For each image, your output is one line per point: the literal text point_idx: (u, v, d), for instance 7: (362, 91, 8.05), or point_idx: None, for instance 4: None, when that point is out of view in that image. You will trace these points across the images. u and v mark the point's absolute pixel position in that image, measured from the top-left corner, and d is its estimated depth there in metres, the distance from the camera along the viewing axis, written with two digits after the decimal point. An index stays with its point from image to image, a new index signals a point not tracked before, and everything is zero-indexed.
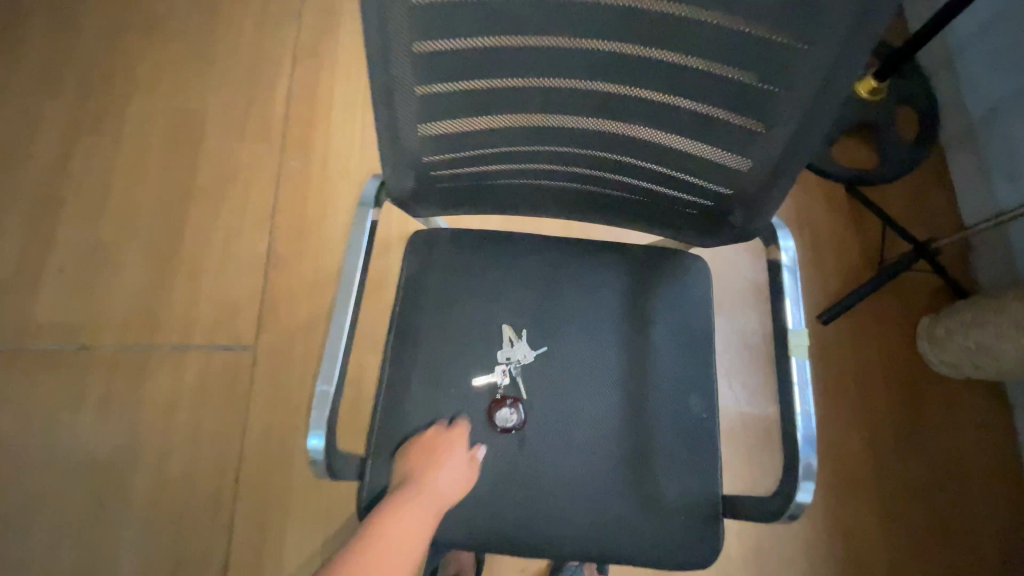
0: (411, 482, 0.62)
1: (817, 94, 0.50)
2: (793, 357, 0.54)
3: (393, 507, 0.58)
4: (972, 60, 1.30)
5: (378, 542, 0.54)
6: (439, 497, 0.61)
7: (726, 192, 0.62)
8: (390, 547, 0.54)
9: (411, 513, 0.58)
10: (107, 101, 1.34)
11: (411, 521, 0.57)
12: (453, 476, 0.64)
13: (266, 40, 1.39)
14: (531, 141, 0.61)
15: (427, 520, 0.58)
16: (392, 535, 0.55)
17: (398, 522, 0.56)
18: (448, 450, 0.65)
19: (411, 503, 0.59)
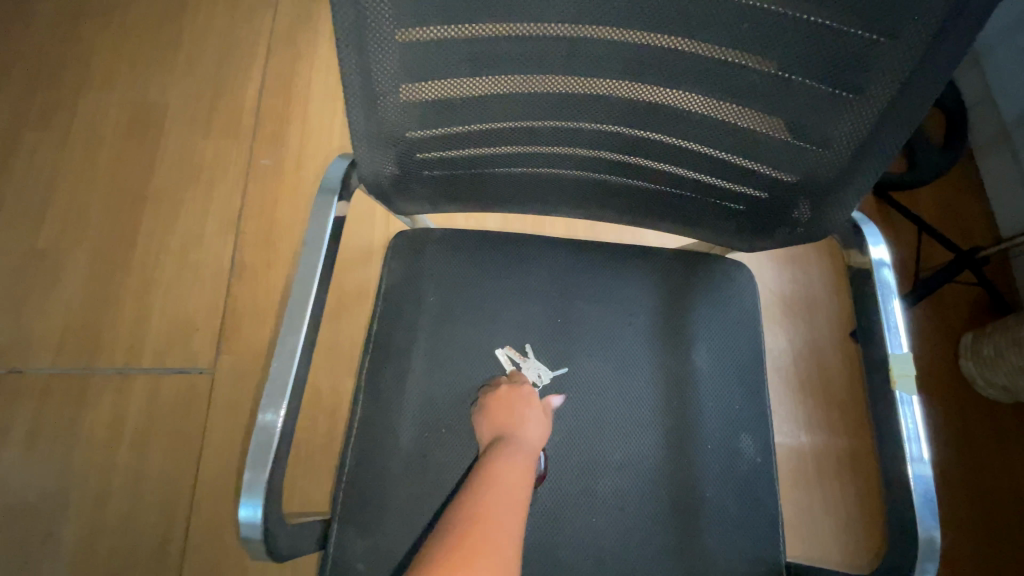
0: (498, 434, 0.51)
1: (935, 39, 0.37)
2: (898, 390, 0.45)
3: (489, 458, 0.47)
4: (1001, 58, 1.21)
5: (481, 496, 0.42)
6: (532, 447, 0.50)
7: (787, 178, 0.50)
8: (501, 491, 0.43)
9: (508, 458, 0.47)
10: (56, 94, 1.20)
11: (515, 469, 0.46)
12: (539, 421, 0.53)
13: (238, 29, 1.26)
14: (544, 112, 0.48)
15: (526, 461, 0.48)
16: (497, 486, 0.43)
17: (500, 468, 0.45)
18: (524, 391, 0.55)
19: (505, 454, 0.47)
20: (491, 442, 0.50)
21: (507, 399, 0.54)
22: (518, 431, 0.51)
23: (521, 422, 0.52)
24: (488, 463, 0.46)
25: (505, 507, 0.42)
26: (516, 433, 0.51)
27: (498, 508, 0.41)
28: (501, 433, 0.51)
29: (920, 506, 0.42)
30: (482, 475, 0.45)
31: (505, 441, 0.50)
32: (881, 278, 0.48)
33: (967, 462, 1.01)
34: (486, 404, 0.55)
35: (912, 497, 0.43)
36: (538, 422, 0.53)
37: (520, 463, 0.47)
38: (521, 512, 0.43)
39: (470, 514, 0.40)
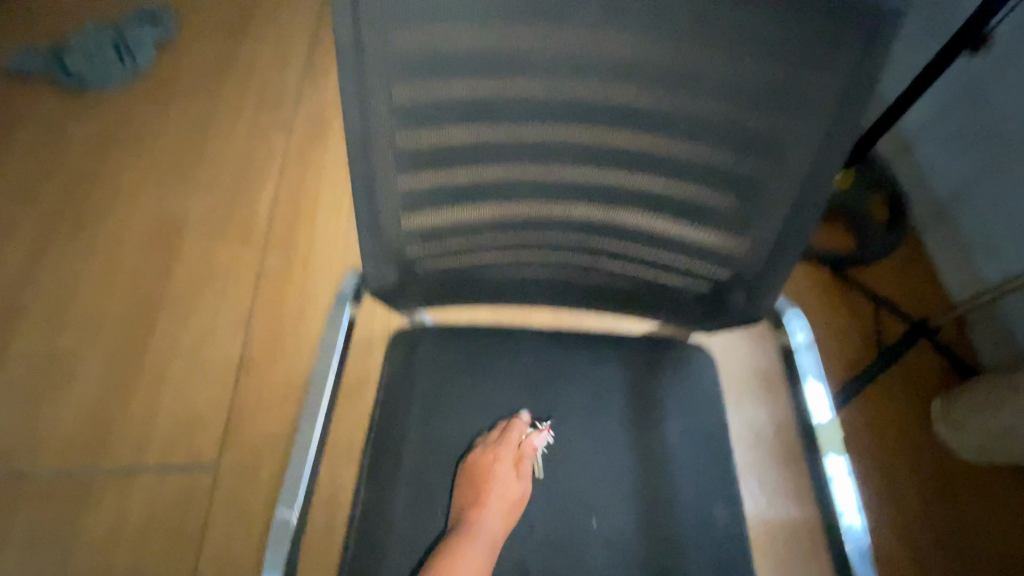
0: (466, 507, 0.61)
1: (812, 171, 0.48)
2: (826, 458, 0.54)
3: (452, 540, 0.58)
4: (928, 149, 1.38)
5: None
6: (496, 518, 0.59)
7: (723, 275, 0.59)
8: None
9: (470, 550, 0.57)
10: (87, 211, 1.33)
11: (470, 556, 0.57)
12: (508, 489, 0.61)
13: (255, 149, 1.43)
14: (517, 229, 0.59)
15: (488, 546, 0.58)
16: None
17: (456, 557, 0.56)
18: (494, 461, 0.62)
19: (464, 539, 0.58)
20: (460, 520, 0.60)
21: (480, 473, 0.62)
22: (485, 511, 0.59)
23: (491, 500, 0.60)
24: (448, 556, 0.57)
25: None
26: (483, 512, 0.59)
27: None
28: (470, 511, 0.60)
29: (856, 560, 0.51)
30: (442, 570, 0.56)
31: (470, 526, 0.59)
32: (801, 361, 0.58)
33: (953, 528, 1.04)
34: (466, 470, 0.63)
35: (848, 553, 0.51)
36: (508, 494, 0.60)
37: (480, 551, 0.58)
38: None
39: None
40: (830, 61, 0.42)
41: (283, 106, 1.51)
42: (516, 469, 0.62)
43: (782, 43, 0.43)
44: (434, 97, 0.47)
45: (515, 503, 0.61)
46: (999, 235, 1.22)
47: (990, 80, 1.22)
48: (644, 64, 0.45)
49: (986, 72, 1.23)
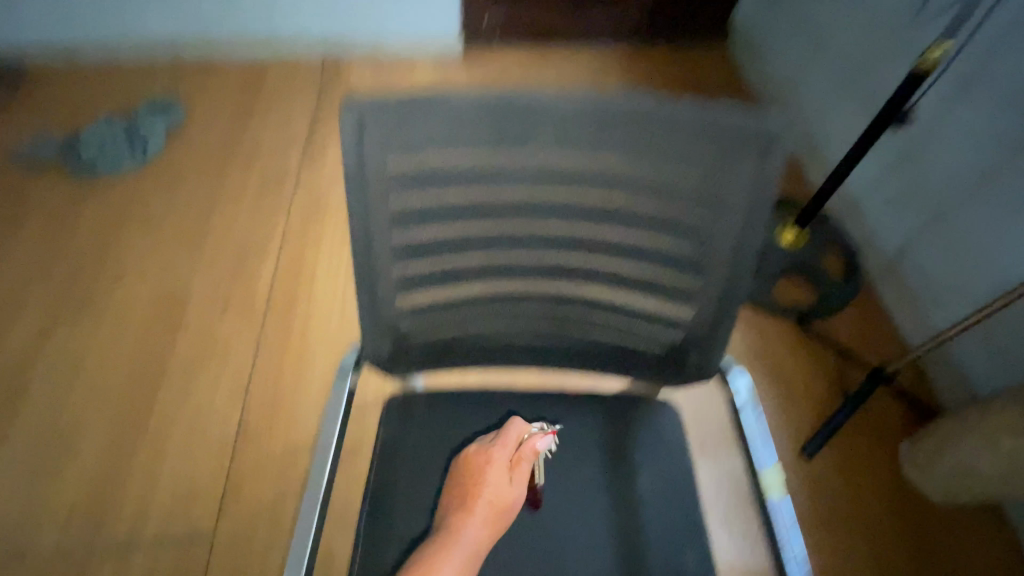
0: (457, 504, 0.63)
1: (737, 252, 0.59)
2: (769, 499, 0.63)
3: (439, 536, 0.60)
4: (872, 208, 1.52)
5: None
6: (484, 515, 0.61)
7: (677, 338, 0.68)
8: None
9: (454, 549, 0.58)
10: (93, 289, 1.41)
11: (453, 552, 0.58)
12: (498, 488, 0.63)
13: (255, 226, 1.54)
14: (497, 303, 0.68)
15: (471, 549, 0.59)
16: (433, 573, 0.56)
17: (439, 552, 0.58)
18: (488, 457, 0.65)
19: (450, 535, 0.59)
20: (447, 521, 0.61)
21: (473, 475, 0.64)
22: (473, 512, 0.61)
23: (482, 502, 0.62)
24: (429, 554, 0.58)
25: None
26: (471, 514, 0.61)
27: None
28: (458, 513, 0.61)
29: None
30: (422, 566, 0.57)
31: (457, 526, 0.60)
32: (744, 414, 0.68)
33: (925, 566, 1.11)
34: (461, 473, 0.65)
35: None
36: (500, 498, 0.62)
37: (463, 554, 0.58)
38: None
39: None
40: (737, 170, 0.54)
41: (283, 186, 1.64)
42: (508, 468, 0.65)
43: (698, 156, 0.54)
44: (425, 202, 0.57)
45: (505, 503, 0.62)
46: (942, 286, 1.34)
47: (915, 151, 1.39)
48: (593, 172, 0.57)
49: (913, 145, 1.39)
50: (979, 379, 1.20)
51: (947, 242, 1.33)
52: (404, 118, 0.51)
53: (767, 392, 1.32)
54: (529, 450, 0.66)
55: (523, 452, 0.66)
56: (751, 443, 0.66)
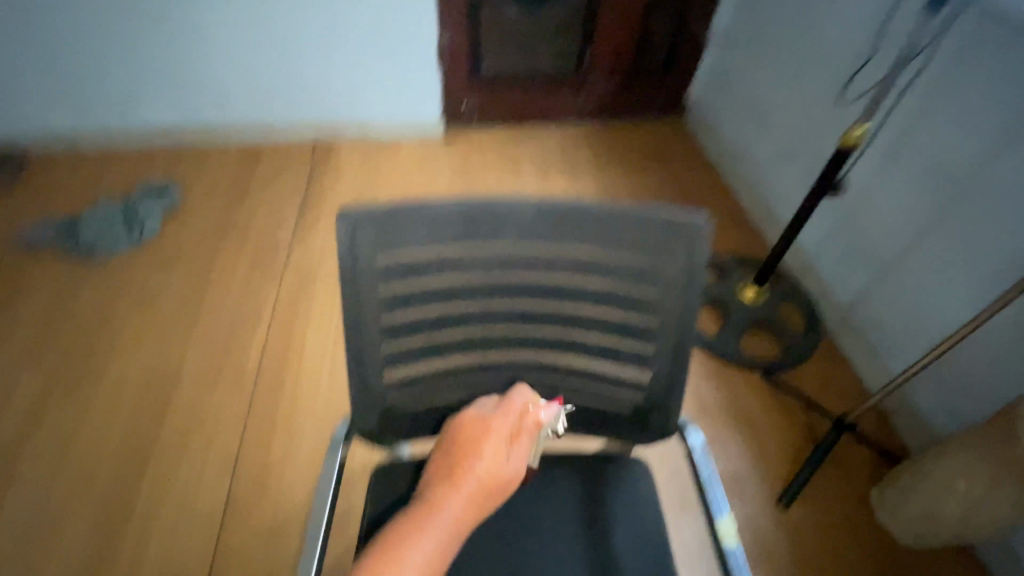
0: (450, 471, 0.64)
1: (682, 320, 0.68)
2: (726, 545, 0.70)
3: (429, 502, 0.61)
4: (826, 262, 1.65)
5: (394, 553, 0.55)
6: (476, 486, 0.62)
7: (639, 398, 0.75)
8: (419, 552, 0.56)
9: (441, 518, 0.59)
10: (86, 368, 1.45)
11: (439, 521, 0.59)
12: (494, 460, 0.64)
13: (247, 300, 1.62)
14: (475, 373, 0.75)
15: (459, 519, 0.60)
16: (417, 536, 0.57)
17: (427, 518, 0.59)
18: (488, 428, 0.66)
19: (439, 503, 0.60)
20: (439, 487, 0.62)
21: (470, 445, 0.65)
22: (466, 483, 0.62)
23: (477, 474, 0.63)
24: (416, 520, 0.59)
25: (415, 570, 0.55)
26: (463, 483, 0.62)
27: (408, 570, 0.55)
28: (451, 481, 0.62)
29: None
30: (408, 530, 0.58)
31: (448, 495, 0.61)
32: (702, 467, 0.75)
33: None
34: (460, 441, 0.66)
35: None
36: (494, 471, 0.63)
37: (450, 526, 0.59)
38: (436, 559, 0.57)
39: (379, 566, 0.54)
40: (672, 253, 0.65)
41: (274, 261, 1.73)
42: (506, 441, 0.66)
43: (640, 243, 0.65)
44: (409, 287, 0.66)
45: (498, 476, 0.63)
46: (892, 335, 1.45)
47: (854, 214, 1.54)
48: (554, 258, 0.66)
49: (851, 208, 1.55)
50: (935, 422, 1.28)
51: (891, 295, 1.45)
52: (391, 223, 0.61)
53: (741, 443, 1.38)
54: (528, 424, 0.68)
55: (525, 426, 0.68)
56: (710, 494, 0.73)
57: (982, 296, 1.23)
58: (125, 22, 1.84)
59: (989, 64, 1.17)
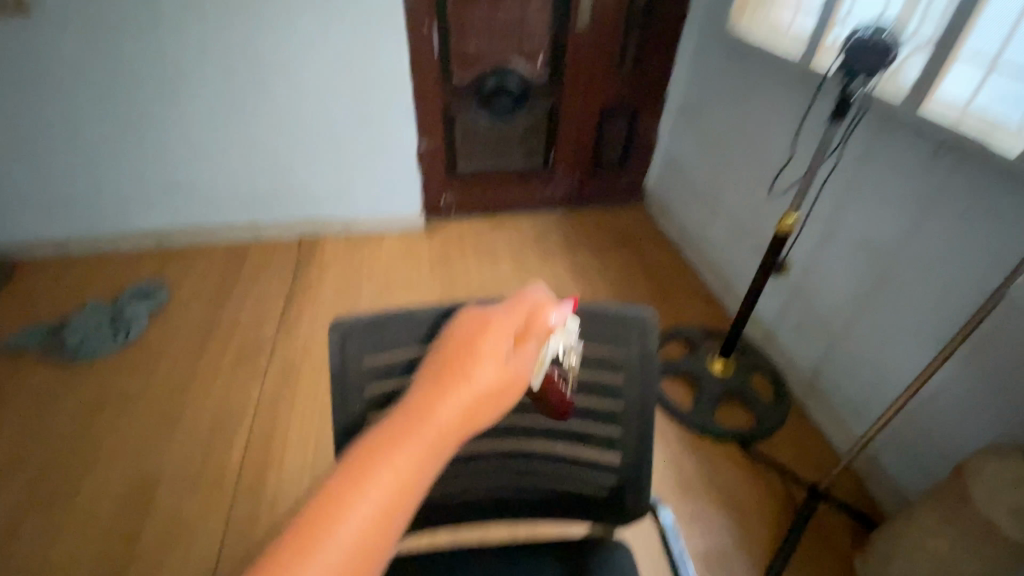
0: (435, 377, 0.46)
1: (641, 402, 0.76)
2: None
3: (402, 415, 0.43)
4: (784, 333, 1.79)
5: (345, 490, 0.38)
6: (470, 392, 0.44)
7: (612, 480, 0.81)
8: (379, 491, 0.38)
9: (416, 441, 0.41)
10: (64, 480, 1.43)
11: (412, 442, 0.41)
12: (494, 362, 0.45)
13: (231, 398, 1.63)
14: (455, 466, 0.78)
15: (440, 443, 0.42)
16: (378, 462, 0.39)
17: (394, 437, 0.41)
18: (489, 320, 0.49)
19: (415, 415, 0.42)
20: (418, 398, 0.44)
21: (465, 345, 0.47)
22: (455, 392, 0.43)
23: (471, 382, 0.44)
24: (379, 443, 0.41)
25: (374, 513, 0.38)
26: (451, 393, 0.43)
27: (363, 512, 0.38)
28: (435, 390, 0.44)
29: None
30: (364, 459, 0.40)
31: (430, 407, 0.42)
32: (675, 546, 0.79)
33: None
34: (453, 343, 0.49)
35: None
36: (494, 377, 0.45)
37: (428, 452, 0.41)
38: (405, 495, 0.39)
39: (321, 509, 0.37)
40: (625, 343, 0.74)
41: (259, 357, 1.77)
42: (512, 340, 0.48)
43: (598, 336, 0.74)
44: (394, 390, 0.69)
45: (500, 381, 0.45)
46: (852, 399, 1.54)
47: (803, 288, 1.69)
48: None
49: (799, 282, 1.70)
50: (906, 483, 1.34)
51: (844, 360, 1.56)
52: (377, 330, 0.70)
53: (725, 517, 1.41)
54: (539, 326, 0.51)
55: (535, 327, 0.51)
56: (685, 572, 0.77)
57: (914, 359, 1.35)
58: (126, 140, 2.01)
59: (889, 159, 1.37)
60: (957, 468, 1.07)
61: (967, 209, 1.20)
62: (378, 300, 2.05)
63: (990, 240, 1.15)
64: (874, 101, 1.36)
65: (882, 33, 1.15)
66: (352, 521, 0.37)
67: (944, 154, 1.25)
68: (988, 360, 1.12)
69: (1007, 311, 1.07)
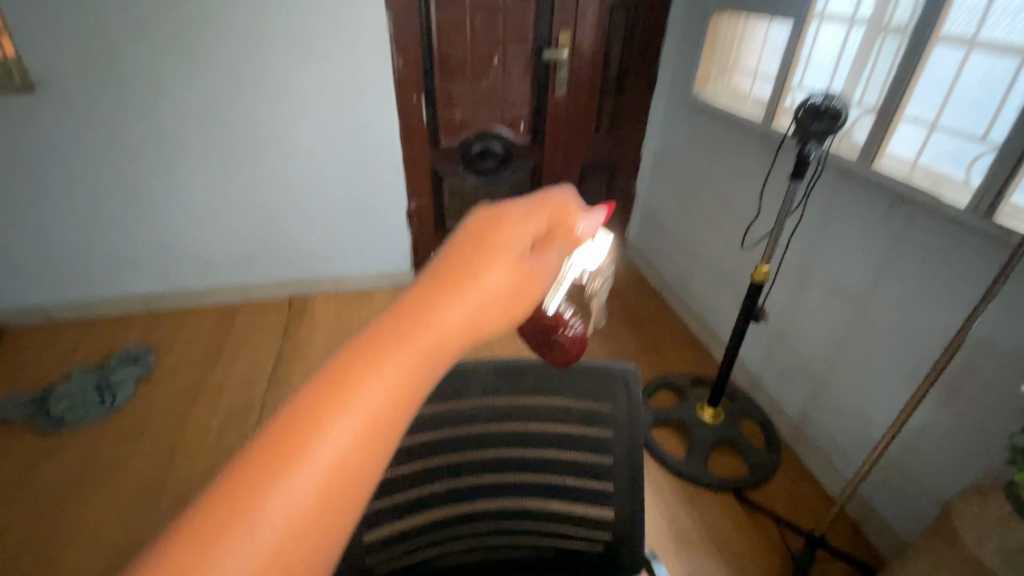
0: (429, 271, 0.31)
1: (631, 455, 0.78)
2: None
3: (383, 320, 0.28)
4: (770, 378, 1.83)
5: (293, 433, 0.24)
6: (481, 295, 0.31)
7: (606, 535, 0.81)
8: (349, 428, 0.25)
9: (397, 357, 0.27)
10: (41, 558, 1.37)
11: (401, 359, 0.27)
12: (511, 262, 0.33)
13: (220, 463, 1.60)
14: (451, 525, 0.79)
15: (433, 359, 0.28)
16: (348, 392, 0.25)
17: (373, 352, 0.27)
18: (501, 214, 0.36)
19: (403, 319, 0.28)
20: (400, 295, 0.30)
21: (469, 235, 0.34)
22: (459, 292, 0.30)
23: (478, 284, 0.31)
24: (346, 360, 0.26)
25: (337, 465, 0.24)
26: (455, 293, 0.30)
27: (318, 465, 0.24)
28: (426, 286, 0.30)
29: None
30: (326, 387, 0.25)
31: (419, 309, 0.29)
32: None
33: None
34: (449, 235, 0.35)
35: None
36: (509, 281, 0.33)
37: (416, 372, 0.27)
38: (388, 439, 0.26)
39: (258, 467, 0.23)
40: (612, 398, 0.78)
41: (250, 420, 1.75)
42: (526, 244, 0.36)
43: (585, 391, 0.78)
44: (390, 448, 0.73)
45: (518, 289, 0.33)
46: (841, 442, 1.56)
47: (784, 333, 1.75)
48: (515, 407, 0.77)
49: (780, 327, 1.77)
50: (901, 526, 1.34)
51: (830, 404, 1.59)
52: None
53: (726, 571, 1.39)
54: (552, 235, 0.40)
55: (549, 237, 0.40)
56: None
57: (893, 401, 1.38)
58: (121, 209, 2.05)
59: (850, 211, 1.47)
60: (946, 509, 1.09)
61: (927, 257, 1.27)
62: None
63: (952, 286, 1.22)
64: (832, 157, 1.48)
65: (832, 99, 1.26)
66: (300, 483, 0.23)
67: (900, 206, 1.33)
68: (964, 400, 1.16)
69: (968, 352, 1.15)
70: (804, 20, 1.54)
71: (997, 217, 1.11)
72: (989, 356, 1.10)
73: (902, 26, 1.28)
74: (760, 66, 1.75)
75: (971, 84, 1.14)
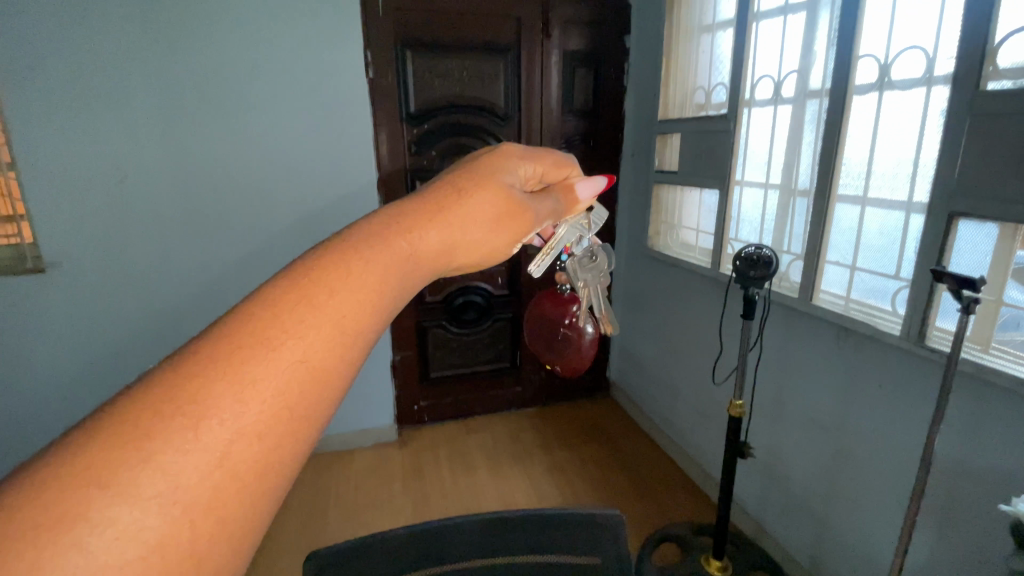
0: (430, 194, 0.48)
1: None
2: None
3: (401, 213, 0.43)
4: (772, 521, 1.76)
5: (298, 298, 0.34)
6: (466, 215, 0.48)
7: None
8: (366, 276, 0.37)
9: (404, 242, 0.41)
10: None
11: (411, 239, 0.42)
12: (487, 200, 0.50)
13: None
14: None
15: (408, 266, 0.41)
16: (370, 249, 0.38)
17: (390, 231, 0.41)
18: (486, 170, 0.54)
19: (415, 218, 0.44)
20: (389, 218, 0.42)
21: (458, 181, 0.50)
22: (450, 214, 0.46)
23: (452, 225, 0.46)
24: (369, 233, 0.40)
25: (327, 333, 0.33)
26: (448, 211, 0.46)
27: (341, 299, 0.35)
28: (411, 218, 0.43)
29: None
30: (355, 245, 0.38)
31: (413, 228, 0.43)
32: None
33: None
34: (439, 180, 0.51)
35: None
36: (484, 213, 0.49)
37: (397, 273, 0.39)
38: (393, 294, 0.39)
39: (299, 289, 0.34)
40: (599, 547, 0.77)
41: None
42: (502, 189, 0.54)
43: (570, 543, 0.78)
44: None
45: (490, 218, 0.50)
46: None
47: (774, 469, 1.74)
48: (499, 566, 0.76)
49: (768, 462, 1.77)
50: None
51: (835, 542, 1.52)
52: (353, 560, 0.71)
53: None
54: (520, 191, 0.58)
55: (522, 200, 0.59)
56: None
57: (892, 535, 1.34)
58: (104, 374, 2.06)
59: (805, 344, 1.59)
60: None
61: (882, 382, 1.36)
62: (349, 523, 1.93)
63: (909, 409, 1.29)
64: (776, 296, 1.66)
65: (762, 249, 1.47)
66: (299, 337, 0.32)
67: (846, 337, 1.46)
68: (957, 525, 1.15)
69: (943, 473, 1.18)
70: (728, 186, 1.85)
71: (928, 342, 1.23)
72: (963, 474, 1.13)
73: (806, 190, 1.55)
74: (700, 224, 2.05)
75: (872, 234, 1.36)
